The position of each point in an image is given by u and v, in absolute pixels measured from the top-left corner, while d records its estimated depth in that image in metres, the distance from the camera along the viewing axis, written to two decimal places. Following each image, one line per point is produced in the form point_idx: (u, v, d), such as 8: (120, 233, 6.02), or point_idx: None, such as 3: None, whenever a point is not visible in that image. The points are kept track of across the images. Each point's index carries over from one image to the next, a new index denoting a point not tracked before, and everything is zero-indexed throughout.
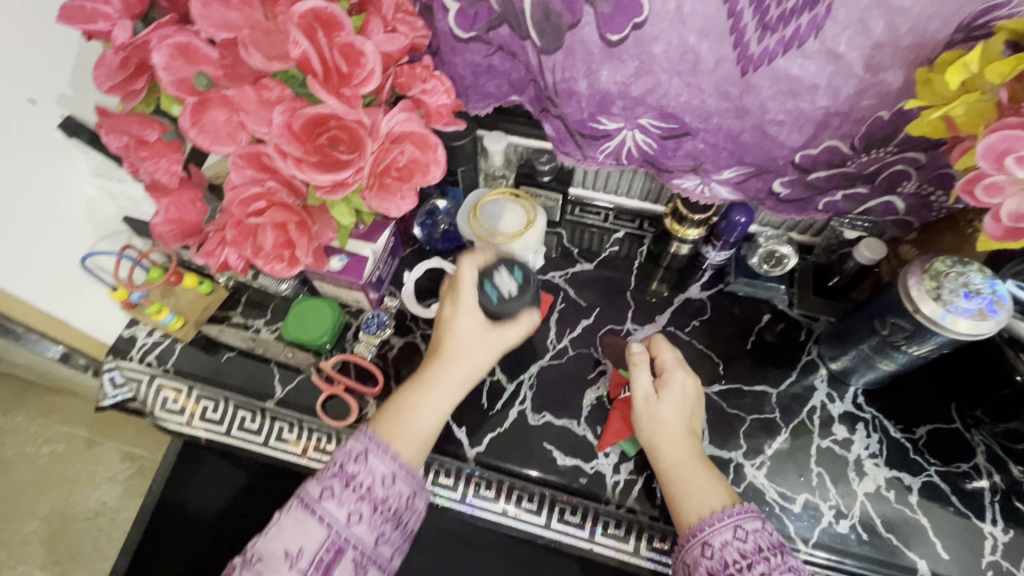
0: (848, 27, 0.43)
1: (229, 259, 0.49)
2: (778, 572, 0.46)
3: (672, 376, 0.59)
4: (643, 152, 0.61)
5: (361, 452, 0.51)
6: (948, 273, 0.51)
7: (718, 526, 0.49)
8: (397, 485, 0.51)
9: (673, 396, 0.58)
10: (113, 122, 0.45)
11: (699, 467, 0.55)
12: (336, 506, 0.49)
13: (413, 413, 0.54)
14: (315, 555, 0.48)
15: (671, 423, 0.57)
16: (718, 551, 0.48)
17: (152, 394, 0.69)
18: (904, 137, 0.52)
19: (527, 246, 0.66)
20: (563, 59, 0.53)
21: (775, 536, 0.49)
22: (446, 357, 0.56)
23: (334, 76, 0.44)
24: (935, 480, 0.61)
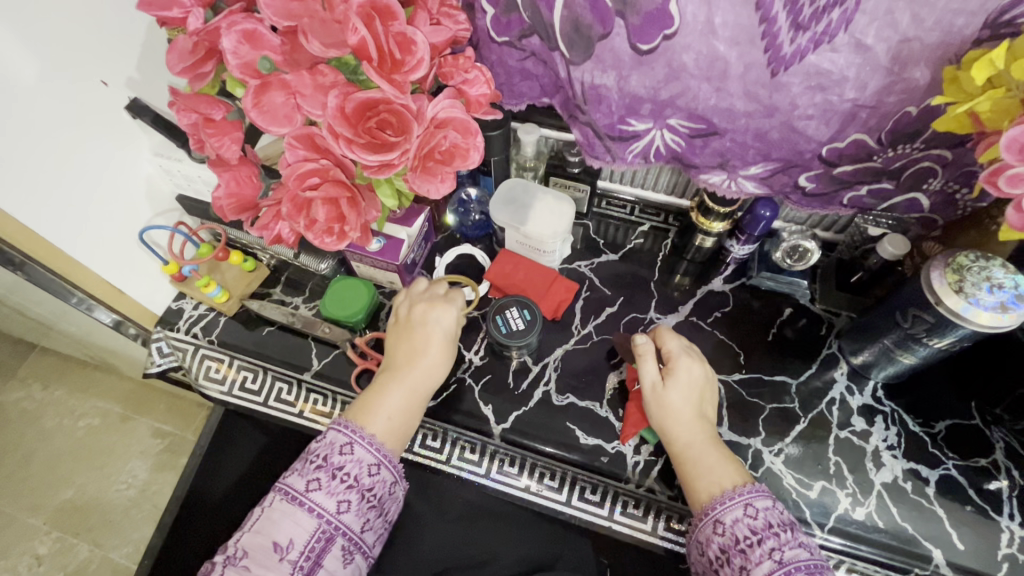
0: (877, 20, 0.45)
1: (284, 232, 0.53)
2: (788, 547, 0.47)
3: (679, 362, 0.61)
4: (670, 150, 0.63)
5: (346, 445, 0.53)
6: (971, 267, 0.52)
7: (729, 504, 0.51)
8: (381, 474, 0.54)
9: (679, 383, 0.59)
10: (183, 101, 0.49)
11: (711, 447, 0.56)
12: (325, 496, 0.51)
13: (398, 410, 0.57)
14: (307, 544, 0.50)
15: (680, 407, 0.58)
16: (729, 527, 0.50)
17: (196, 363, 0.74)
18: (930, 132, 0.53)
19: (556, 235, 0.68)
20: (592, 67, 0.55)
21: (786, 514, 0.50)
22: (426, 356, 0.60)
23: (387, 62, 0.47)
24: (952, 473, 0.62)
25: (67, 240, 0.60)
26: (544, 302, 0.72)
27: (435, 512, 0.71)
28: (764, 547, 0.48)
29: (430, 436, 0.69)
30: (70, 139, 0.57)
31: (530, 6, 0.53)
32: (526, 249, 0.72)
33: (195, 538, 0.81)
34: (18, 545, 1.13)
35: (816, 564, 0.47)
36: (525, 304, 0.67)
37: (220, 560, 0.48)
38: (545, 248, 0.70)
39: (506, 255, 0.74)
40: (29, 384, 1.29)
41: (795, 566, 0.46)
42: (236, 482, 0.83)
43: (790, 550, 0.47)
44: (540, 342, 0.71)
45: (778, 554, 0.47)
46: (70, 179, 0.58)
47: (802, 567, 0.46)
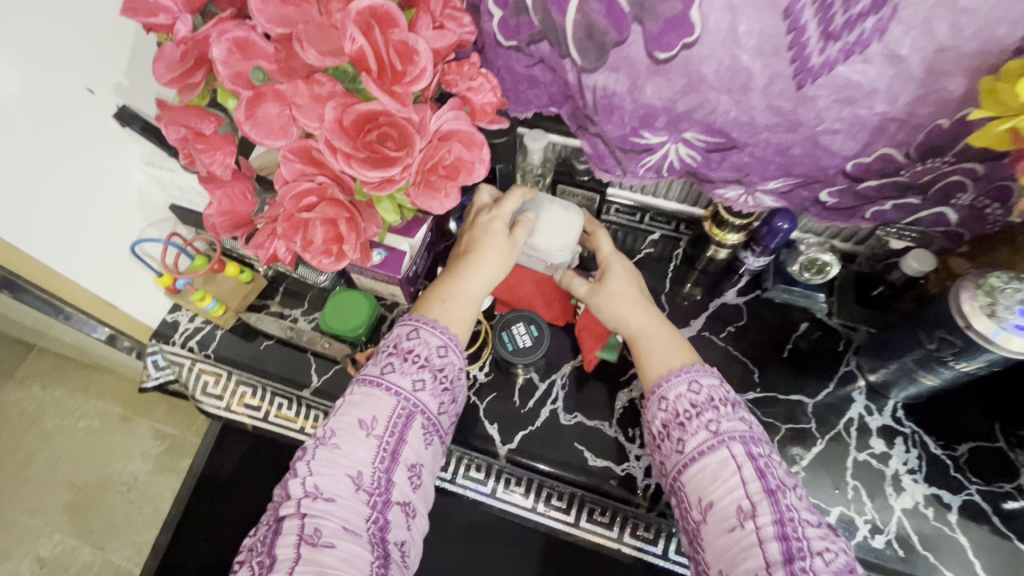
0: (914, 29, 0.42)
1: (279, 251, 0.50)
2: (725, 420, 0.45)
3: (612, 260, 0.61)
4: (685, 164, 0.61)
5: (412, 331, 0.51)
6: (1004, 289, 0.49)
7: (674, 381, 0.49)
8: (451, 355, 0.52)
9: (612, 277, 0.59)
10: (172, 114, 0.46)
11: (664, 328, 0.55)
12: (401, 375, 0.49)
13: (454, 294, 0.54)
14: (389, 421, 0.47)
15: (621, 292, 0.58)
16: (672, 402, 0.48)
17: (193, 378, 0.72)
18: (963, 146, 0.50)
19: (565, 248, 0.60)
20: (607, 76, 0.52)
21: (731, 393, 0.48)
22: (479, 249, 0.56)
23: (388, 73, 0.44)
24: (975, 499, 0.60)
25: (54, 255, 0.58)
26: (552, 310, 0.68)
27: (440, 532, 0.69)
28: (702, 419, 0.46)
29: None
30: (59, 147, 0.54)
31: (541, 5, 0.49)
32: (531, 262, 0.64)
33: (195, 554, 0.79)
34: (19, 547, 1.12)
35: (752, 437, 0.45)
36: (533, 319, 0.64)
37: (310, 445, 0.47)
38: (553, 263, 0.62)
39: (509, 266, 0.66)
40: (29, 385, 1.28)
41: (731, 436, 0.44)
42: (234, 497, 0.81)
43: (727, 423, 0.45)
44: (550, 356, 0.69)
45: (715, 425, 0.45)
46: (58, 190, 0.56)
47: (736, 437, 0.44)
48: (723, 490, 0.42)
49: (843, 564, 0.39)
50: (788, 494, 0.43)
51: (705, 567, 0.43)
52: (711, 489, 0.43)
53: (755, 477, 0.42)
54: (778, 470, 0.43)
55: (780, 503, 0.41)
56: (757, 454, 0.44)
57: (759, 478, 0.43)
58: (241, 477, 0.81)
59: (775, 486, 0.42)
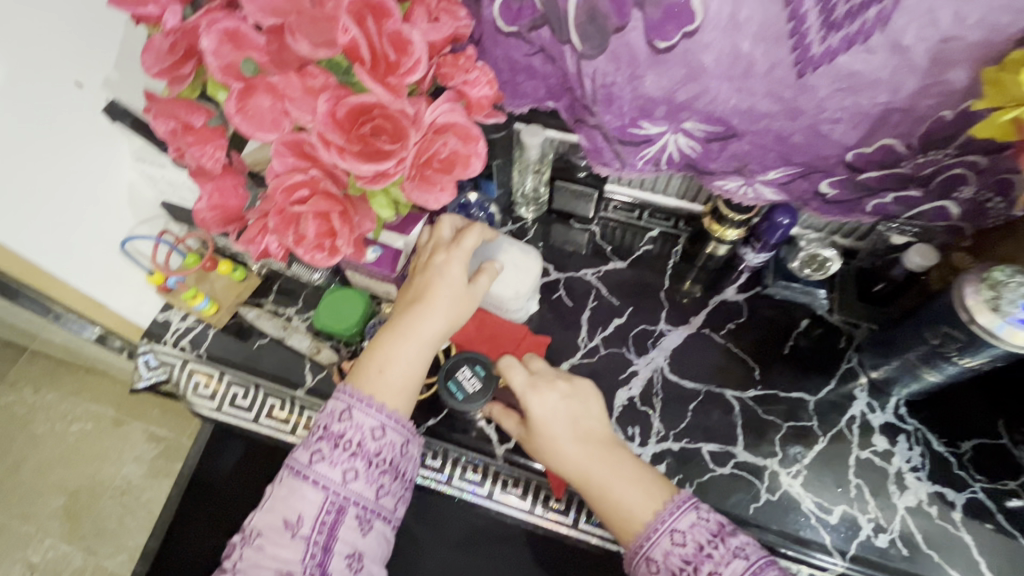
0: (916, 19, 0.42)
1: (271, 247, 0.49)
2: (725, 566, 0.44)
3: (528, 402, 0.55)
4: (684, 156, 0.60)
5: (345, 411, 0.49)
6: (1008, 282, 0.49)
7: (655, 538, 0.46)
8: (388, 435, 0.49)
9: (543, 420, 0.54)
10: (161, 106, 0.45)
11: (610, 464, 0.51)
12: (329, 467, 0.47)
13: (396, 362, 0.50)
14: (317, 518, 0.47)
15: (559, 430, 0.53)
16: (662, 563, 0.45)
17: (184, 378, 0.70)
18: (965, 139, 0.50)
19: (519, 295, 0.62)
20: (606, 64, 0.51)
21: (714, 524, 0.46)
22: (427, 306, 0.52)
23: (382, 64, 0.43)
24: (980, 497, 0.59)
25: (38, 251, 0.56)
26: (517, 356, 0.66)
27: (439, 538, 0.68)
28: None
29: (430, 454, 0.66)
30: (47, 145, 0.53)
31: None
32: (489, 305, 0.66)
33: (185, 558, 0.78)
34: (10, 553, 1.11)
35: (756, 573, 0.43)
36: (477, 360, 0.61)
37: (239, 540, 0.47)
38: (507, 307, 0.65)
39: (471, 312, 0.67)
40: (21, 387, 1.26)
41: None
42: (226, 502, 0.79)
43: (727, 569, 0.44)
44: (555, 347, 0.69)
45: None
46: (44, 188, 0.54)
47: None
48: None
49: None
50: None
51: None
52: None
53: None
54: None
55: None
56: None
57: None
58: (231, 482, 0.79)
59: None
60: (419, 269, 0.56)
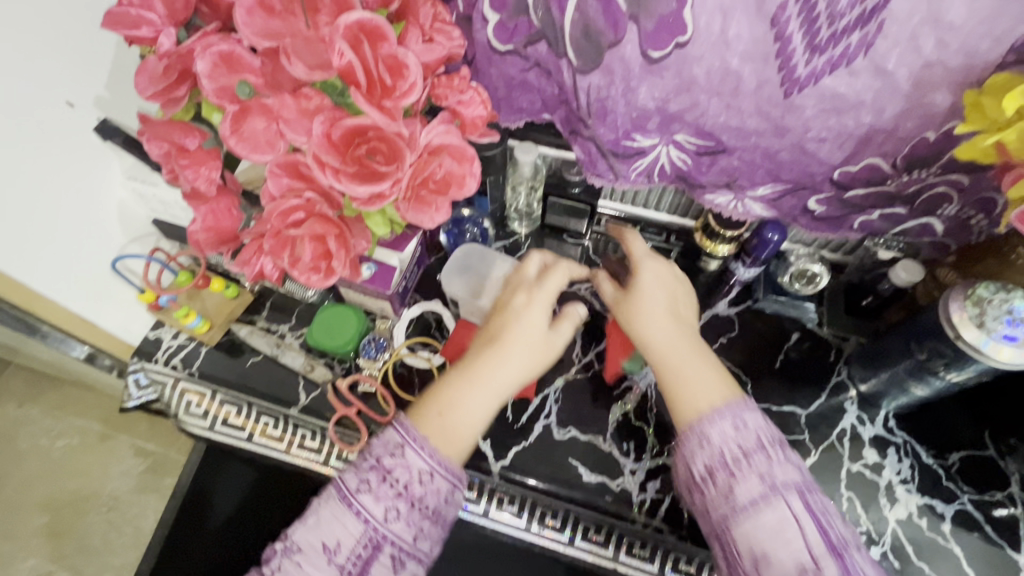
0: (899, 44, 0.43)
1: (266, 267, 0.49)
2: (778, 467, 0.45)
3: (643, 266, 0.57)
4: (676, 169, 0.61)
5: (399, 446, 0.47)
6: (991, 299, 0.50)
7: (718, 422, 0.47)
8: (436, 482, 0.47)
9: (644, 287, 0.56)
10: (154, 129, 0.45)
11: (692, 354, 0.52)
12: (373, 501, 0.45)
13: (458, 408, 0.49)
14: (354, 550, 0.45)
15: (654, 309, 0.55)
16: (716, 445, 0.46)
17: (176, 398, 0.69)
18: (948, 160, 0.51)
19: None
20: (600, 79, 0.52)
21: (777, 433, 0.47)
22: (502, 349, 0.52)
23: (378, 88, 0.44)
24: (968, 508, 0.60)
25: (30, 272, 0.55)
26: None
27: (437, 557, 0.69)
28: (753, 464, 0.45)
29: None
30: (39, 165, 0.53)
31: (541, 7, 0.49)
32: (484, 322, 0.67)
33: None
34: None
35: (805, 488, 0.44)
36: None
37: (275, 552, 0.46)
38: None
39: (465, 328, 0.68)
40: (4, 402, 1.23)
41: (784, 486, 0.44)
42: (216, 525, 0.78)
43: (779, 470, 0.44)
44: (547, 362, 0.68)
45: (767, 474, 0.44)
46: (35, 209, 0.54)
47: (791, 486, 0.44)
48: (786, 547, 0.42)
49: None
50: (850, 553, 0.43)
51: None
52: (769, 550, 0.42)
53: (819, 537, 0.42)
54: (835, 523, 0.44)
55: (845, 562, 0.42)
56: (812, 503, 0.44)
57: (819, 533, 0.43)
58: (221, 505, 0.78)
59: (837, 541, 0.43)
60: (497, 309, 0.56)
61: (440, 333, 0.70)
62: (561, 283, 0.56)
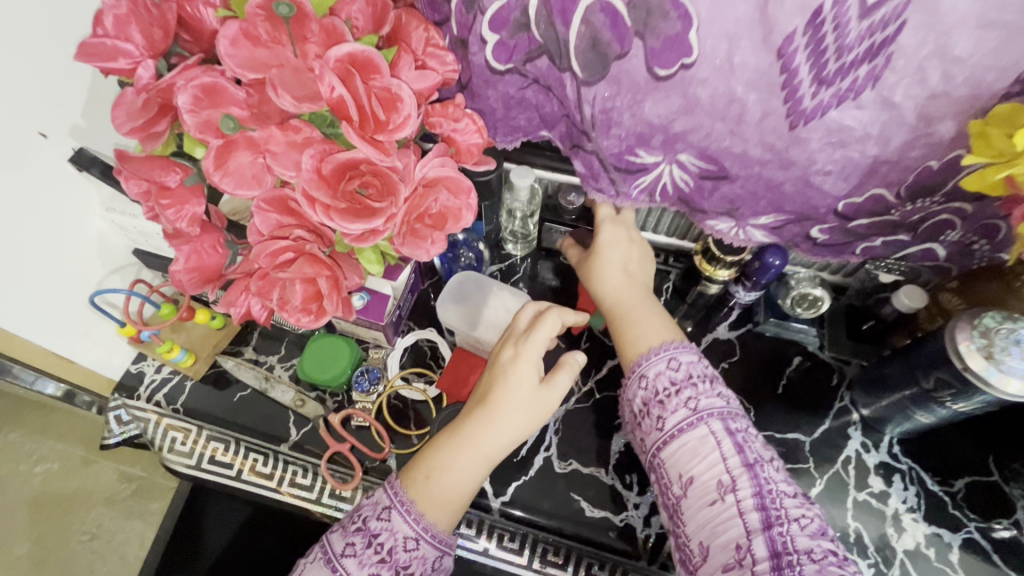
0: (907, 77, 0.42)
1: (254, 308, 0.46)
2: (704, 397, 0.49)
3: (602, 230, 0.64)
4: (677, 188, 0.59)
5: (384, 510, 0.49)
6: (998, 329, 0.49)
7: (654, 359, 0.53)
8: (421, 549, 0.48)
9: (604, 245, 0.63)
10: (134, 167, 0.42)
11: (642, 307, 0.59)
12: (357, 566, 0.46)
13: (446, 471, 0.50)
14: None
15: (611, 268, 0.62)
16: (652, 380, 0.52)
17: (160, 435, 0.66)
18: (952, 187, 0.50)
19: None
20: (606, 89, 0.50)
21: (709, 368, 0.52)
22: (491, 408, 0.52)
23: (370, 122, 0.42)
24: (975, 536, 0.59)
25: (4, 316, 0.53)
26: None
27: None
28: (682, 397, 0.49)
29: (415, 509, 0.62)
30: (14, 199, 0.50)
31: (545, 20, 0.47)
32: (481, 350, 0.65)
33: None
34: None
35: (730, 413, 0.49)
36: None
37: None
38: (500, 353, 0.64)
39: (461, 356, 0.66)
40: None
41: (708, 412, 0.48)
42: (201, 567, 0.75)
43: (705, 399, 0.49)
44: None
45: (694, 402, 0.49)
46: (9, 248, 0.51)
47: (715, 413, 0.48)
48: (704, 466, 0.46)
49: (816, 528, 0.43)
50: (767, 467, 0.46)
51: (686, 540, 0.46)
52: (690, 466, 0.47)
53: (734, 452, 0.46)
54: (755, 444, 0.47)
55: (758, 476, 0.45)
56: (736, 430, 0.48)
57: (738, 452, 0.47)
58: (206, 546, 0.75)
59: (754, 458, 0.46)
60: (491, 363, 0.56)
61: (435, 363, 0.68)
62: (550, 334, 0.55)
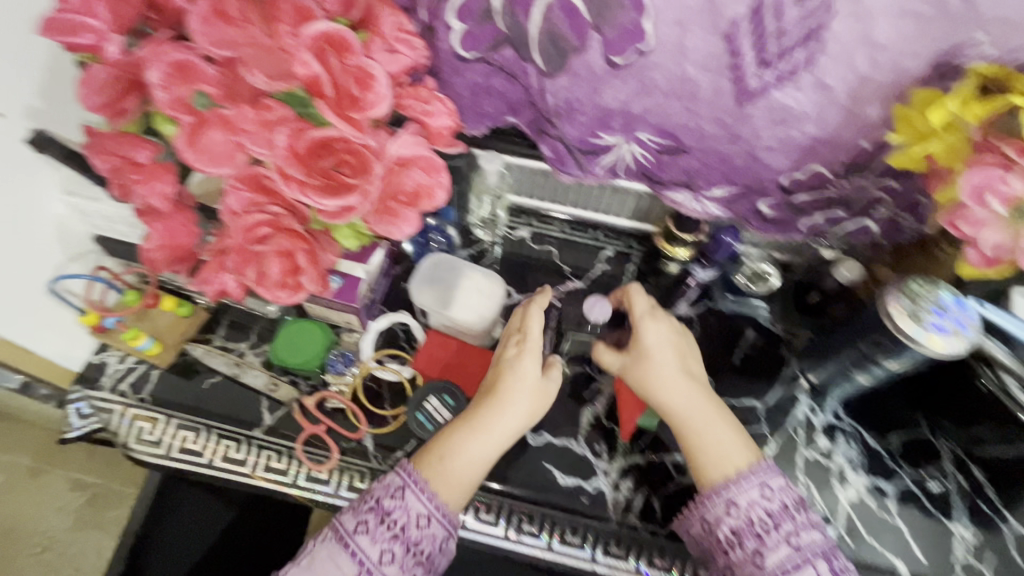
0: (838, 61, 0.47)
1: (228, 285, 0.47)
2: (804, 531, 0.50)
3: (643, 326, 0.61)
4: (641, 165, 0.63)
5: (399, 488, 0.52)
6: (923, 294, 0.55)
7: (745, 486, 0.52)
8: (432, 528, 0.51)
9: (653, 348, 0.60)
10: (101, 142, 0.43)
11: (706, 408, 0.58)
12: (369, 542, 0.49)
13: (460, 453, 0.54)
14: None
15: (664, 370, 0.59)
16: (743, 510, 0.51)
17: (126, 425, 0.64)
18: (881, 165, 0.56)
19: (482, 318, 0.64)
20: (567, 82, 0.54)
21: (798, 493, 0.53)
22: (499, 397, 0.56)
23: (345, 99, 0.43)
24: (909, 485, 0.65)
25: None
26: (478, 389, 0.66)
27: None
28: (782, 531, 0.50)
29: None
30: None
31: (507, 12, 0.49)
32: (453, 330, 0.68)
33: None
34: None
35: (828, 551, 0.50)
36: (444, 389, 0.62)
37: None
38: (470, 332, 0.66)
39: (432, 336, 0.68)
40: None
41: (813, 551, 0.50)
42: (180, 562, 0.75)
43: (805, 534, 0.50)
44: None
45: (795, 539, 0.50)
46: None
47: (818, 552, 0.50)
48: None
49: None
50: None
51: None
52: None
53: None
54: None
55: None
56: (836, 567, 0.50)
57: None
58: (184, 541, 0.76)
59: None
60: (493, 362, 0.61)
61: (408, 345, 0.69)
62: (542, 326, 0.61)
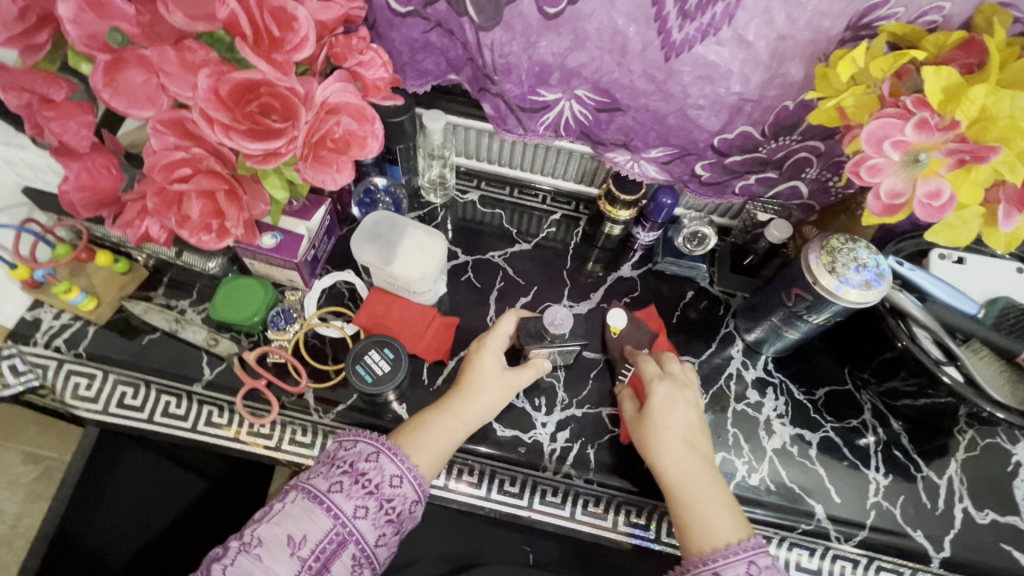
0: (756, 17, 0.48)
1: (151, 231, 0.48)
2: None
3: (654, 386, 0.58)
4: (579, 123, 0.63)
5: (373, 453, 0.51)
6: (842, 249, 0.58)
7: (731, 560, 0.48)
8: (404, 488, 0.51)
9: (658, 409, 0.57)
10: (10, 78, 0.41)
11: (704, 480, 0.53)
12: (345, 498, 0.49)
13: (428, 426, 0.56)
14: (319, 543, 0.47)
15: (664, 432, 0.56)
16: None
17: (61, 381, 0.63)
18: (806, 126, 0.58)
19: (424, 276, 0.64)
20: (501, 34, 0.54)
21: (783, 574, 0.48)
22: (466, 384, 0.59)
23: (265, 40, 0.43)
24: (830, 435, 0.68)
25: None
26: (422, 343, 0.68)
27: None
28: None
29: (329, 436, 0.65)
30: None
31: None
32: (395, 288, 0.68)
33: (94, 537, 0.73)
34: None
35: None
36: (386, 343, 0.63)
37: (234, 545, 0.46)
38: (413, 289, 0.67)
39: (374, 295, 0.69)
40: None
41: None
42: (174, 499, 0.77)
43: None
44: (465, 325, 0.71)
45: None
46: None
47: None
48: None
49: None
50: None
51: None
52: None
53: None
54: None
55: None
56: None
57: None
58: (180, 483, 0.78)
59: None
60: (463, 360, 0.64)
61: (353, 303, 0.70)
62: (509, 325, 0.63)
